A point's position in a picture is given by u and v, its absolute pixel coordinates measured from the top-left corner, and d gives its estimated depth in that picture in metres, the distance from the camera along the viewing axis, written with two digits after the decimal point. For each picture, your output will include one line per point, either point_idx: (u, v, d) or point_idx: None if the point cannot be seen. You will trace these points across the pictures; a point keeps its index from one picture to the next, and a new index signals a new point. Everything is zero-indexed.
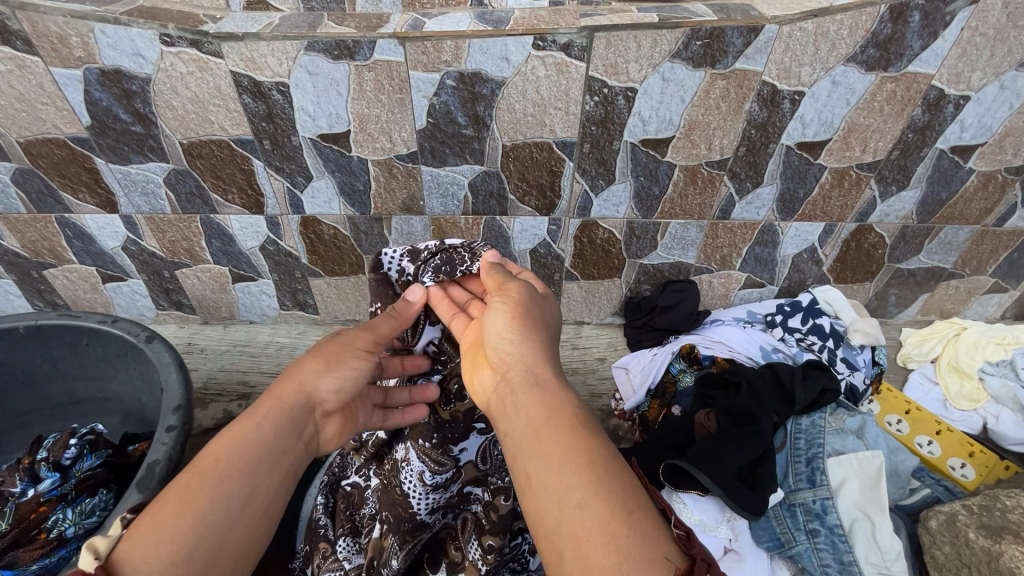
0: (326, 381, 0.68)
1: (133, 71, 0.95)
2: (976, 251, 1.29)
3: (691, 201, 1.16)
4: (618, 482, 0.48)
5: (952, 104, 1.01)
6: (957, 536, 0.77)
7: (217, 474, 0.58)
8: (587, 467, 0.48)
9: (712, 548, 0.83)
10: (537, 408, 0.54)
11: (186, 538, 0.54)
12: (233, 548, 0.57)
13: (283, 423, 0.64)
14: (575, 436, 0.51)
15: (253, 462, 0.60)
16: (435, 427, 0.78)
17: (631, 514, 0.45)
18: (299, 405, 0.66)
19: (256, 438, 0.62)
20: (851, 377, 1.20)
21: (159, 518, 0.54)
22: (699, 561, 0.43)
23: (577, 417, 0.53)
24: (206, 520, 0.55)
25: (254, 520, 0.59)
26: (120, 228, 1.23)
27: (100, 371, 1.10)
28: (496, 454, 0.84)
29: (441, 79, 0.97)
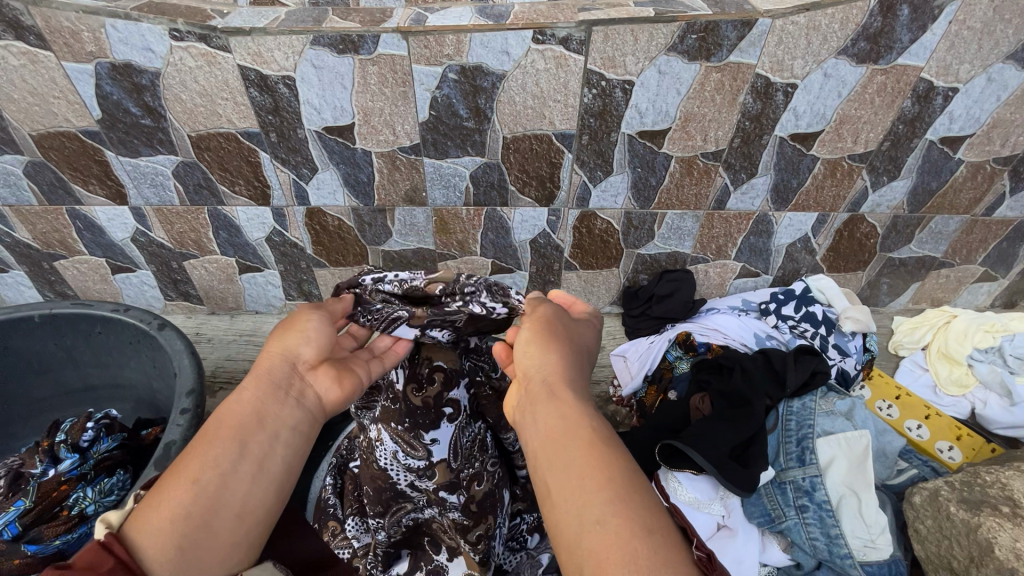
0: (289, 340, 0.65)
1: (143, 65, 0.98)
2: (966, 241, 1.32)
3: (688, 191, 1.19)
4: (643, 502, 0.46)
5: (941, 96, 1.03)
6: (939, 510, 0.80)
7: (205, 439, 0.55)
8: (613, 487, 0.47)
9: (706, 525, 0.87)
10: (561, 426, 0.53)
11: (184, 500, 0.51)
12: (235, 506, 0.53)
13: (266, 384, 0.61)
14: (597, 454, 0.50)
15: (239, 422, 0.57)
16: (406, 412, 0.71)
17: (653, 533, 0.43)
18: (275, 367, 0.63)
19: (241, 400, 0.59)
20: (843, 363, 1.23)
21: (161, 487, 0.52)
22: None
23: (601, 437, 0.52)
24: (201, 481, 0.52)
25: (254, 475, 0.55)
26: (130, 219, 1.26)
27: (113, 358, 1.13)
28: (467, 446, 0.77)
29: (443, 73, 0.99)
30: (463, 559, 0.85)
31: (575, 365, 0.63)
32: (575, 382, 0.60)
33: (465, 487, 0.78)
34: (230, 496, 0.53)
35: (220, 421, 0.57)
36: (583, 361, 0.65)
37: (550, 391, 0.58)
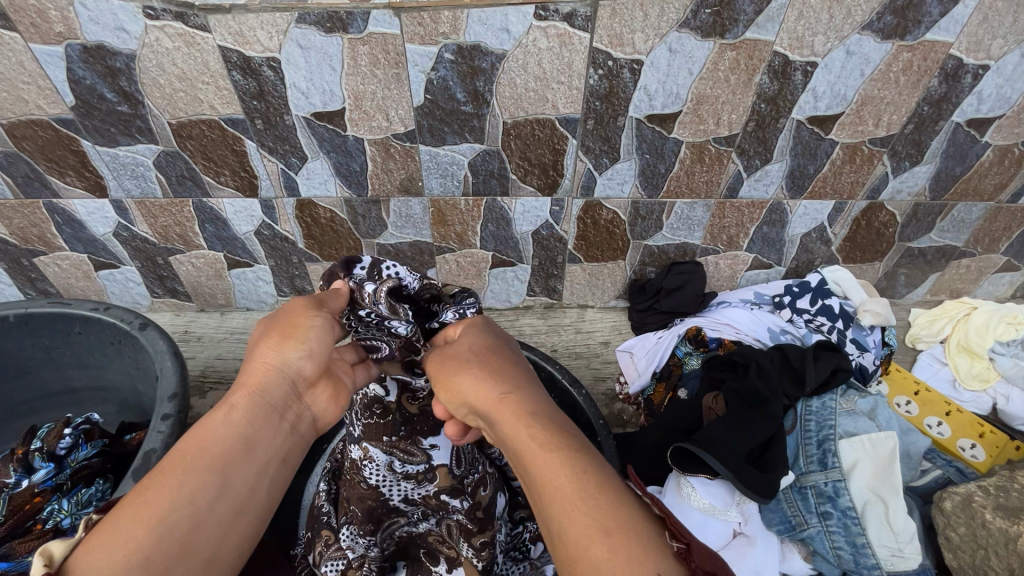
0: (291, 353, 0.63)
1: (117, 47, 0.91)
2: (988, 229, 1.26)
3: (698, 178, 1.12)
4: (604, 502, 0.49)
5: (970, 74, 0.97)
6: (973, 517, 0.75)
7: (181, 470, 0.55)
8: (576, 498, 0.49)
9: (722, 532, 0.82)
10: (516, 441, 0.54)
11: (146, 543, 0.51)
12: (204, 547, 0.54)
13: (253, 409, 0.60)
14: (552, 463, 0.51)
15: (222, 454, 0.57)
16: (402, 422, 0.79)
17: (614, 535, 0.47)
18: (268, 386, 0.61)
19: (224, 428, 0.58)
20: (861, 358, 1.18)
21: (120, 523, 0.52)
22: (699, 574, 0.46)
23: (554, 441, 0.52)
24: (168, 520, 0.53)
25: (230, 513, 0.57)
26: (111, 213, 1.19)
27: (95, 360, 1.07)
28: (466, 452, 0.85)
29: (439, 53, 0.93)
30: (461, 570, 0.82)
31: (503, 367, 0.61)
32: (513, 386, 0.58)
33: (469, 492, 0.84)
34: (200, 538, 0.54)
35: (201, 450, 0.56)
36: (495, 355, 0.63)
37: (496, 403, 0.57)
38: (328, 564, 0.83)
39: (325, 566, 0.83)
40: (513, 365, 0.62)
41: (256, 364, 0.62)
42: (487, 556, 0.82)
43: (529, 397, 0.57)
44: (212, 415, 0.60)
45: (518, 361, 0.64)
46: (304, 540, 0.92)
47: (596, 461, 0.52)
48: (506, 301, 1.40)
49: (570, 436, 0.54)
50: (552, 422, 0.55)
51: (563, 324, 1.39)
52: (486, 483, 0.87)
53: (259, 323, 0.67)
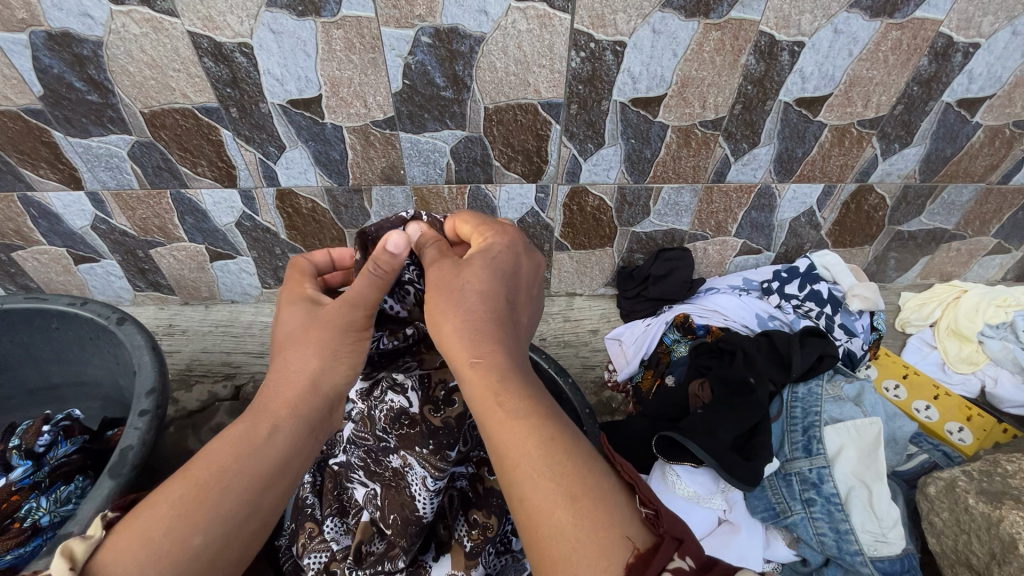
0: (334, 375, 0.60)
1: (82, 34, 0.88)
2: (979, 211, 1.25)
3: (685, 163, 1.11)
4: (572, 468, 0.44)
5: (961, 52, 0.95)
6: (956, 502, 0.75)
7: (219, 485, 0.52)
8: (539, 462, 0.44)
9: (707, 520, 0.83)
10: (479, 397, 0.48)
11: (185, 560, 0.49)
12: (233, 558, 0.53)
13: (291, 425, 0.57)
14: (519, 431, 0.46)
15: (259, 473, 0.54)
16: (429, 433, 0.73)
17: (580, 502, 0.43)
18: (306, 402, 0.58)
19: (262, 442, 0.55)
20: (849, 343, 1.18)
21: (152, 530, 0.49)
22: (666, 539, 0.42)
23: (525, 405, 0.47)
24: (202, 535, 0.50)
25: (258, 525, 0.54)
26: (87, 206, 1.17)
27: (74, 356, 1.06)
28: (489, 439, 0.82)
29: (416, 36, 0.90)
30: (449, 558, 0.82)
31: (489, 310, 0.54)
32: (489, 343, 0.51)
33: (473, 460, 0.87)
34: (231, 551, 0.52)
35: (239, 463, 0.53)
36: (498, 305, 0.55)
37: (465, 359, 0.51)
38: (312, 556, 0.83)
39: (309, 558, 0.83)
40: (505, 315, 0.55)
41: (288, 376, 0.58)
42: (477, 537, 0.81)
43: (501, 357, 0.50)
44: (247, 424, 0.56)
45: (510, 307, 0.56)
46: (288, 531, 0.91)
47: (563, 428, 0.47)
48: None
49: (541, 401, 0.48)
50: (523, 384, 0.49)
51: (552, 312, 1.38)
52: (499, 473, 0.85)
53: (295, 321, 0.61)
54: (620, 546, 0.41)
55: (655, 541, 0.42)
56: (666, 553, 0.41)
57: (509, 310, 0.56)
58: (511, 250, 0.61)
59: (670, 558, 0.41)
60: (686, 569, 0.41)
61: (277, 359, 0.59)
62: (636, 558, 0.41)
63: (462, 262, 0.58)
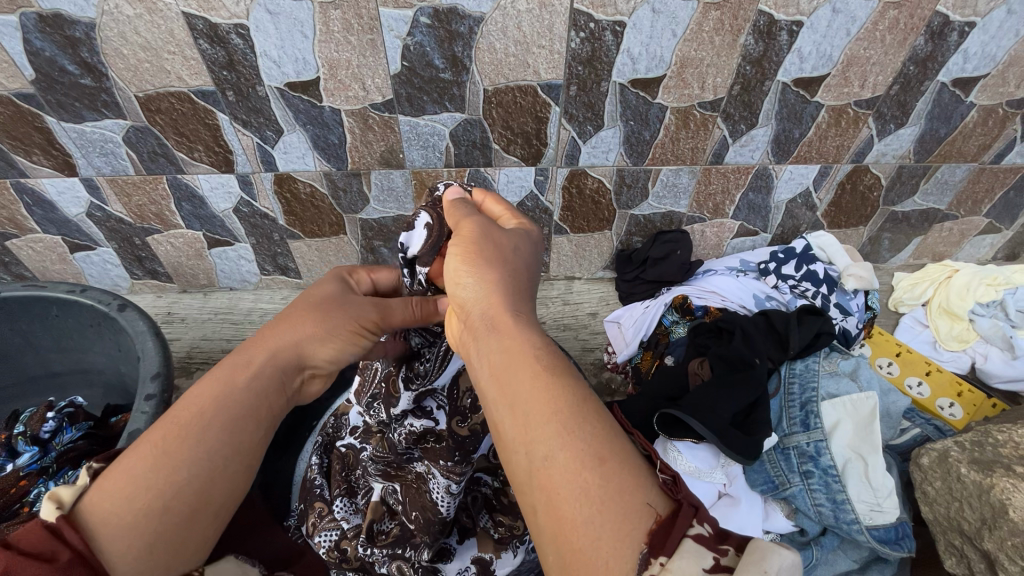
0: (324, 348, 0.60)
1: (74, 15, 0.86)
2: (972, 191, 1.26)
3: (683, 145, 1.11)
4: (598, 428, 0.43)
5: (956, 32, 0.96)
6: (950, 472, 0.77)
7: (203, 424, 0.49)
8: (569, 420, 0.43)
9: (707, 493, 0.85)
10: (507, 357, 0.49)
11: (165, 497, 0.46)
12: (217, 505, 0.49)
13: (278, 376, 0.56)
14: (549, 387, 0.45)
15: (248, 412, 0.52)
16: (455, 446, 0.72)
17: (605, 463, 0.41)
18: (296, 360, 0.58)
19: (249, 388, 0.53)
20: (845, 322, 1.20)
21: (136, 466, 0.46)
22: (685, 505, 0.39)
23: (557, 367, 0.47)
24: (192, 474, 0.47)
25: (245, 470, 0.52)
26: (82, 193, 1.15)
27: (74, 342, 1.05)
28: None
29: (414, 17, 0.89)
30: (476, 541, 0.85)
31: (518, 281, 0.57)
32: (521, 307, 0.55)
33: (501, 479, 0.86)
34: (215, 495, 0.49)
35: (223, 403, 0.51)
36: (523, 281, 0.58)
37: (499, 314, 0.53)
38: (323, 534, 0.84)
39: (319, 536, 0.84)
40: (528, 288, 0.58)
41: (280, 332, 0.58)
42: (504, 532, 0.84)
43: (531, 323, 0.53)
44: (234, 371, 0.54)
45: (530, 281, 0.60)
46: (297, 511, 0.93)
47: (590, 392, 0.46)
48: None
49: (572, 365, 0.48)
50: (553, 349, 0.50)
51: (552, 296, 1.39)
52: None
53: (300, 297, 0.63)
54: (642, 513, 0.39)
55: (675, 507, 0.40)
56: (685, 519, 0.39)
57: (529, 283, 0.59)
58: (533, 240, 0.64)
59: (691, 524, 0.38)
60: (706, 536, 0.38)
61: (274, 320, 0.60)
62: (658, 525, 0.39)
63: (498, 231, 0.61)
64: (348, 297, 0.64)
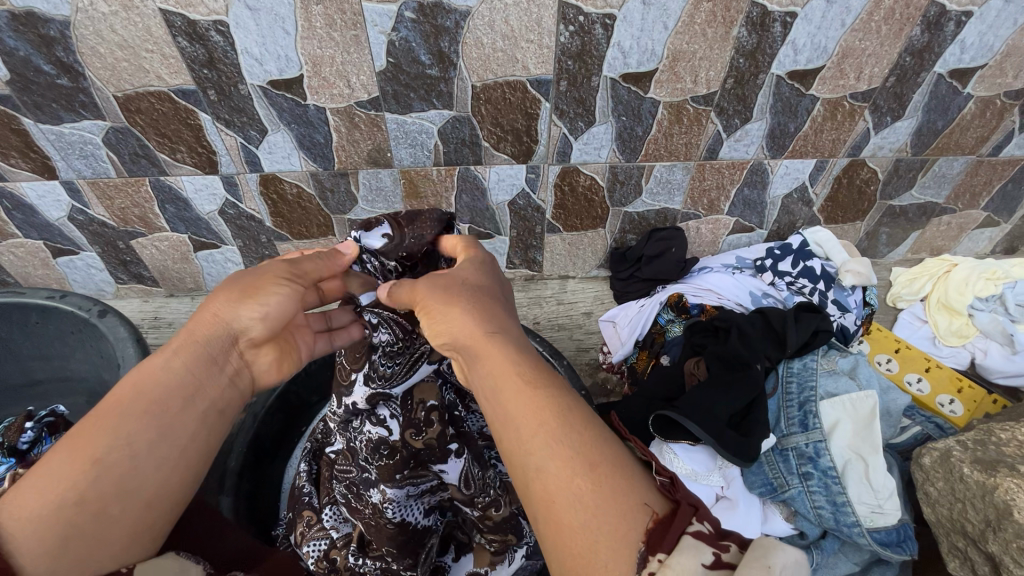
0: (242, 309, 0.56)
1: (47, 13, 0.84)
2: (969, 184, 1.25)
3: (677, 140, 1.09)
4: (587, 434, 0.42)
5: (953, 22, 0.94)
6: (952, 472, 0.75)
7: (119, 411, 0.48)
8: (558, 428, 0.42)
9: (704, 496, 0.82)
10: (493, 372, 0.47)
11: (77, 485, 0.44)
12: (142, 490, 0.47)
13: (203, 355, 0.54)
14: (535, 398, 0.44)
15: (167, 396, 0.50)
16: (408, 459, 0.68)
17: (597, 470, 0.40)
18: (220, 336, 0.56)
19: (167, 372, 0.52)
20: (843, 318, 1.17)
21: (50, 461, 0.44)
22: (683, 505, 0.39)
23: (540, 379, 0.46)
24: (105, 460, 0.45)
25: (175, 455, 0.50)
26: (63, 196, 1.13)
27: (56, 350, 1.03)
28: (479, 474, 0.73)
29: (399, 11, 0.87)
30: (470, 557, 0.86)
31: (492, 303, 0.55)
32: (501, 326, 0.52)
33: (479, 508, 0.76)
34: (138, 483, 0.47)
35: (140, 390, 0.50)
36: (494, 298, 0.56)
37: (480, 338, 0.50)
38: (311, 544, 0.82)
39: (308, 546, 0.82)
40: (501, 304, 0.56)
41: (199, 315, 0.56)
42: (499, 545, 0.81)
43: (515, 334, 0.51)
44: (153, 359, 0.53)
45: (502, 299, 0.58)
46: (285, 520, 0.90)
47: (579, 399, 0.45)
48: None
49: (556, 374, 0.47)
50: (537, 359, 0.48)
51: (545, 296, 1.37)
52: (499, 503, 0.77)
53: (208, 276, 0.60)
54: (638, 515, 0.38)
55: (672, 507, 0.39)
56: (684, 517, 0.38)
57: (501, 300, 0.57)
58: (489, 261, 0.64)
59: (690, 522, 0.38)
60: (706, 532, 0.37)
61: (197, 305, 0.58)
62: (655, 523, 0.38)
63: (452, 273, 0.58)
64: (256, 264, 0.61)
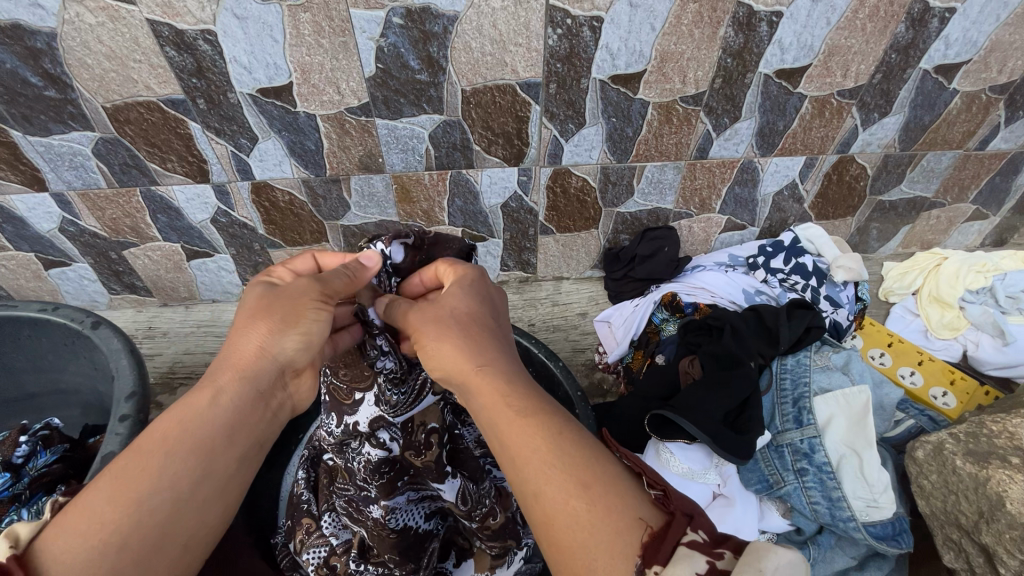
0: (287, 340, 0.57)
1: (34, 25, 0.83)
2: (958, 178, 1.26)
3: (667, 140, 1.09)
4: (580, 456, 0.46)
5: (937, 18, 0.94)
6: (944, 464, 0.76)
7: (164, 453, 0.49)
8: (551, 453, 0.45)
9: (701, 495, 0.83)
10: (487, 403, 0.50)
11: (120, 530, 0.45)
12: (181, 532, 0.48)
13: (247, 393, 0.55)
14: (525, 424, 0.47)
15: (211, 439, 0.51)
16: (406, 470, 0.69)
17: (590, 488, 0.43)
18: (263, 371, 0.56)
19: (212, 412, 0.52)
20: (835, 314, 1.20)
21: (95, 501, 0.46)
22: (677, 516, 0.41)
23: (530, 403, 0.49)
24: (146, 504, 0.47)
25: (213, 496, 0.50)
26: (54, 208, 1.12)
27: (49, 363, 1.02)
28: (474, 489, 0.73)
29: (387, 17, 0.87)
30: (471, 562, 0.85)
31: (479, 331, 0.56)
32: (488, 356, 0.54)
33: (477, 519, 0.75)
34: (178, 524, 0.48)
35: (185, 431, 0.50)
36: (484, 313, 0.59)
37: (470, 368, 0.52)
38: (311, 551, 0.82)
39: (307, 553, 0.82)
40: (492, 319, 0.59)
41: (242, 347, 0.56)
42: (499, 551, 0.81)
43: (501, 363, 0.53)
44: (197, 395, 0.53)
45: (494, 310, 0.61)
46: (284, 528, 0.90)
47: (566, 420, 0.48)
48: None
49: (540, 396, 0.51)
50: (523, 385, 0.51)
51: (540, 298, 1.37)
52: (496, 511, 0.77)
53: (252, 296, 0.60)
54: (634, 529, 0.41)
55: (666, 519, 0.42)
56: (677, 529, 0.40)
57: (492, 311, 0.60)
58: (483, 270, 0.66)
59: (684, 532, 0.40)
60: (701, 541, 0.39)
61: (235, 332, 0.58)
62: (650, 536, 0.40)
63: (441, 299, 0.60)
64: (285, 286, 0.60)
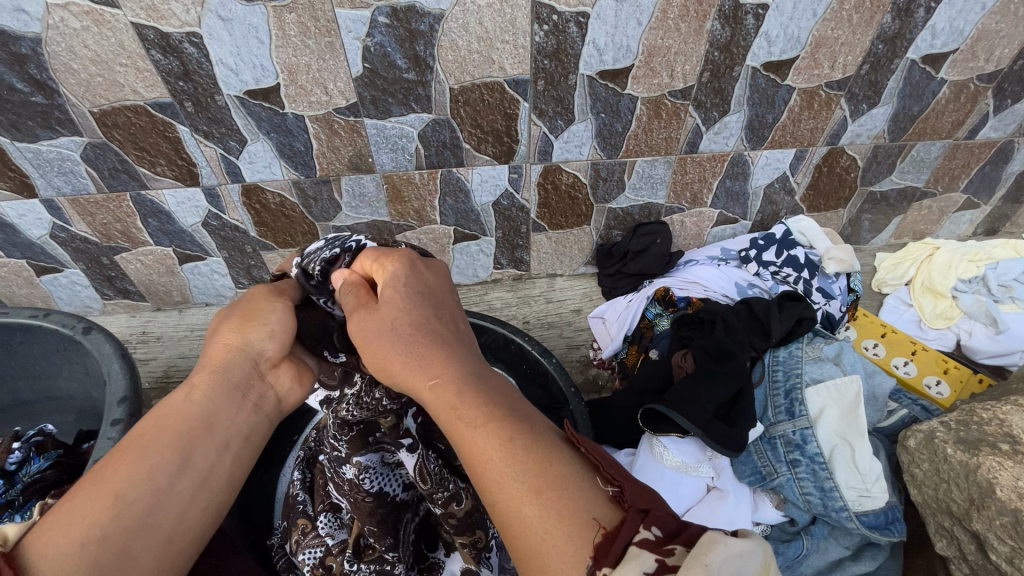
0: (251, 332, 0.57)
1: (18, 31, 0.83)
2: (948, 167, 1.26)
3: (657, 135, 1.09)
4: (534, 460, 0.43)
5: (923, 8, 0.94)
6: (935, 452, 0.76)
7: (142, 448, 0.48)
8: (500, 459, 0.43)
9: (695, 488, 0.84)
10: (442, 413, 0.47)
11: (103, 523, 0.44)
12: (165, 525, 0.47)
13: (220, 385, 0.54)
14: (481, 434, 0.44)
15: (187, 432, 0.50)
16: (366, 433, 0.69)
17: (543, 494, 0.41)
18: (232, 363, 0.55)
19: (187, 406, 0.52)
20: (827, 306, 1.20)
21: (77, 498, 0.45)
22: (632, 513, 0.39)
23: (482, 408, 0.46)
24: (127, 496, 0.46)
25: (196, 489, 0.49)
26: (44, 214, 1.12)
27: (42, 370, 1.02)
28: (435, 468, 0.71)
29: (372, 16, 0.87)
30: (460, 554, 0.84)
31: (431, 332, 0.52)
32: (442, 365, 0.49)
33: (439, 503, 0.72)
34: (163, 514, 0.47)
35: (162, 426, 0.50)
36: (431, 314, 0.53)
37: (425, 373, 0.49)
38: (307, 551, 0.82)
39: (303, 554, 0.82)
40: (437, 320, 0.53)
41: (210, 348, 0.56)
42: (470, 550, 0.77)
43: (453, 370, 0.49)
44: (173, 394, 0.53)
45: (436, 308, 0.54)
46: (281, 530, 0.90)
47: (525, 425, 0.45)
48: (474, 276, 1.36)
49: (498, 404, 0.46)
50: (478, 389, 0.47)
51: (534, 295, 1.37)
52: (460, 497, 0.73)
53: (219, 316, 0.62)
54: (588, 530, 0.38)
55: (622, 516, 0.39)
56: (630, 526, 0.38)
57: (436, 310, 0.54)
58: (416, 258, 0.59)
59: (636, 531, 0.37)
60: (651, 540, 0.37)
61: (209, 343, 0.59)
62: (603, 537, 0.38)
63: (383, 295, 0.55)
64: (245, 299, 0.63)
